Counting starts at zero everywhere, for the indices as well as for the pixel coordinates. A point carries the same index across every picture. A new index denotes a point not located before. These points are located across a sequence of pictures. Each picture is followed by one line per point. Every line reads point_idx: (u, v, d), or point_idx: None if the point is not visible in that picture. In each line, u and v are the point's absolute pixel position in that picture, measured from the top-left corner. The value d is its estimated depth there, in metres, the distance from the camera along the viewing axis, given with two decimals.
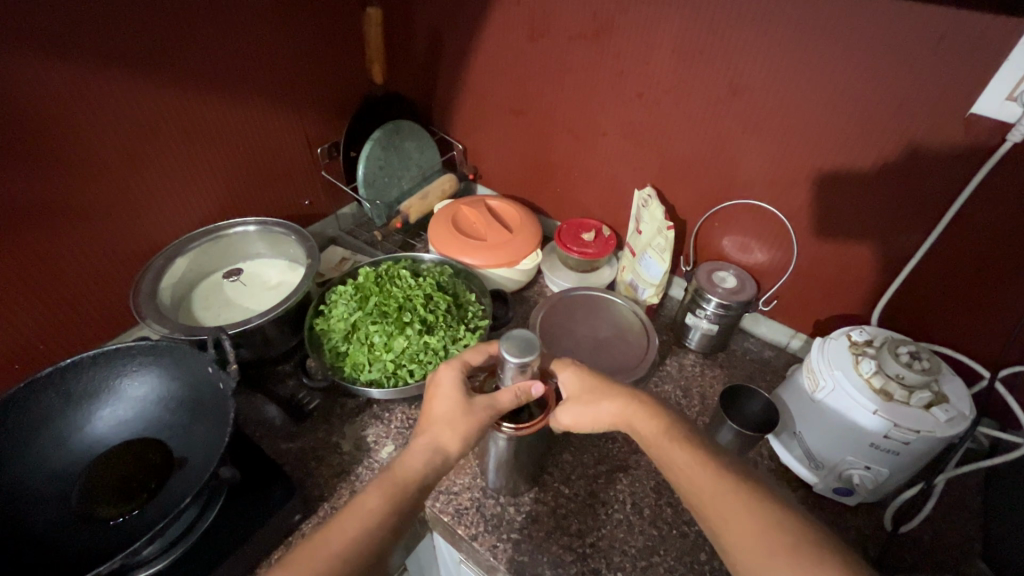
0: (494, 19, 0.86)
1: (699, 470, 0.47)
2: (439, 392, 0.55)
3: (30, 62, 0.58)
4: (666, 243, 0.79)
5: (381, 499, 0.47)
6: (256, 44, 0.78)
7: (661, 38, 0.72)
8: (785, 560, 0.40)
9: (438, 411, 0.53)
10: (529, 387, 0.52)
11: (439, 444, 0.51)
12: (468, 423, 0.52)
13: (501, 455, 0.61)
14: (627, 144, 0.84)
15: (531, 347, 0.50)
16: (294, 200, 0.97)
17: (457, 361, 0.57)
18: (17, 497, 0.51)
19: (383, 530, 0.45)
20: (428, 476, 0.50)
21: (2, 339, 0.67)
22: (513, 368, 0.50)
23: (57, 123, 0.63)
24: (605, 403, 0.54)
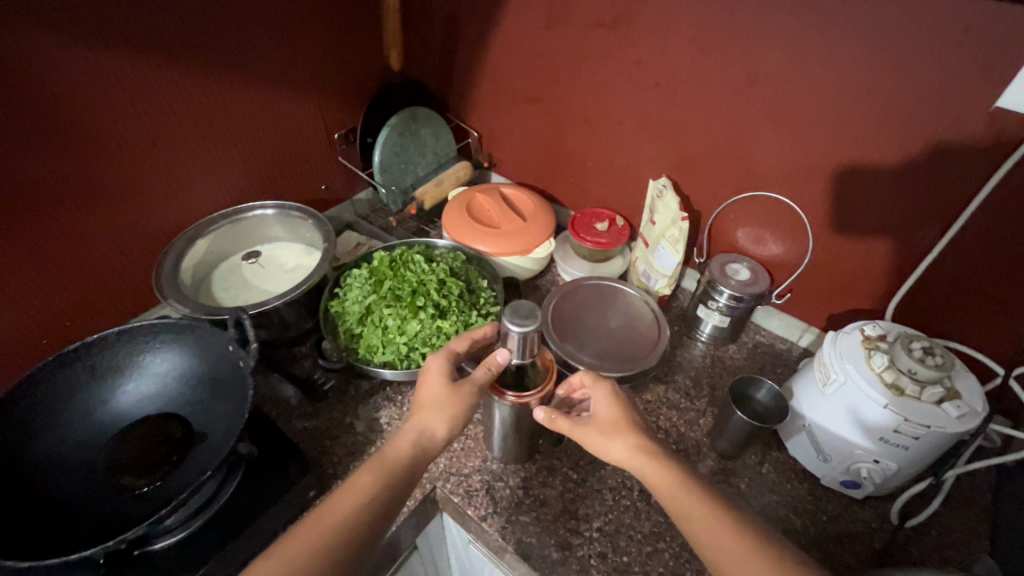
0: (513, 6, 0.85)
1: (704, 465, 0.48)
2: (426, 378, 0.57)
3: (50, 44, 0.59)
4: (681, 234, 0.79)
5: (371, 478, 0.50)
6: (276, 29, 0.78)
7: (680, 27, 0.71)
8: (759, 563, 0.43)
9: (426, 395, 0.56)
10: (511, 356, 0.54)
11: (427, 428, 0.53)
12: (456, 405, 0.54)
13: (508, 431, 0.63)
14: (643, 133, 0.84)
15: (535, 314, 0.51)
16: (311, 185, 0.98)
17: (444, 350, 0.60)
18: (48, 465, 0.53)
19: (375, 504, 0.48)
20: (417, 457, 0.52)
21: (32, 313, 0.70)
22: (513, 338, 0.51)
23: (79, 106, 0.64)
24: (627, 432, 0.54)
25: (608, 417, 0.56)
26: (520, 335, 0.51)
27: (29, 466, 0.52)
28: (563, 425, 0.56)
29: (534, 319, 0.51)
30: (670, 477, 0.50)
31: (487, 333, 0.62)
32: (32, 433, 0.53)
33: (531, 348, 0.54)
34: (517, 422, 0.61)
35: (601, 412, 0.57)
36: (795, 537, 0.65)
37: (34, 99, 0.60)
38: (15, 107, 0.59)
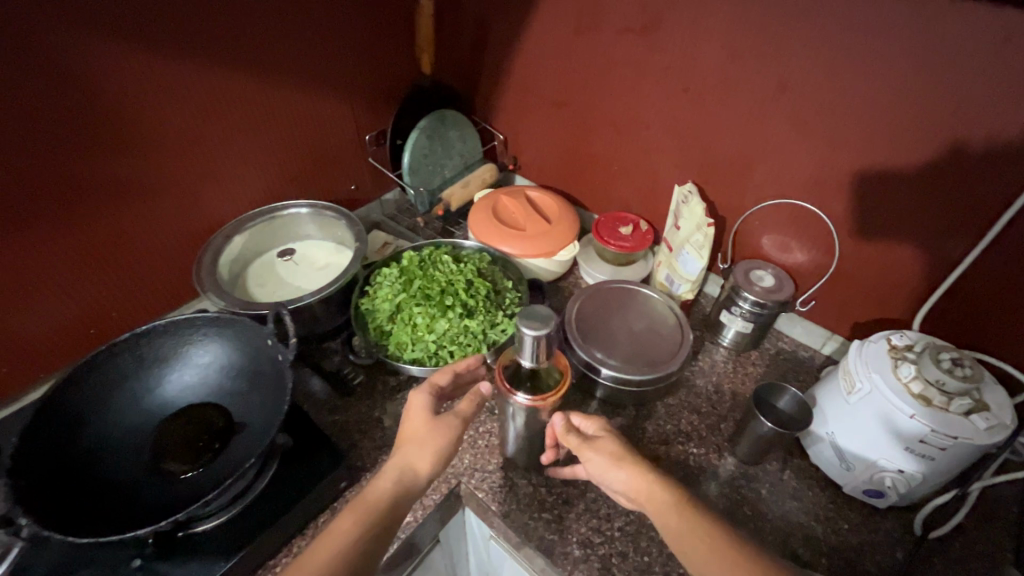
0: (542, 12, 0.87)
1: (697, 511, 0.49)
2: (409, 414, 0.58)
3: (101, 51, 0.62)
4: (706, 239, 0.80)
5: (353, 522, 0.49)
6: (312, 34, 0.81)
7: (710, 34, 0.72)
8: None
9: (409, 433, 0.57)
10: (523, 360, 0.55)
11: (410, 465, 0.54)
12: (439, 439, 0.56)
13: (526, 433, 0.65)
14: (670, 139, 0.85)
15: (549, 320, 0.52)
16: (341, 186, 1.00)
17: (425, 384, 0.60)
18: (99, 447, 0.56)
19: (357, 548, 0.48)
20: (400, 495, 0.52)
21: (81, 304, 0.73)
22: (529, 343, 0.52)
23: (126, 112, 0.67)
24: (629, 467, 0.54)
25: (610, 447, 0.56)
26: (533, 339, 0.52)
27: (84, 446, 0.55)
28: (572, 443, 0.58)
29: (549, 322, 0.52)
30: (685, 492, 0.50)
31: (470, 365, 0.64)
32: (85, 417, 0.57)
33: (546, 351, 0.54)
34: (534, 422, 0.63)
35: (606, 441, 0.57)
36: (816, 544, 0.65)
37: (86, 105, 0.64)
38: (70, 112, 0.63)
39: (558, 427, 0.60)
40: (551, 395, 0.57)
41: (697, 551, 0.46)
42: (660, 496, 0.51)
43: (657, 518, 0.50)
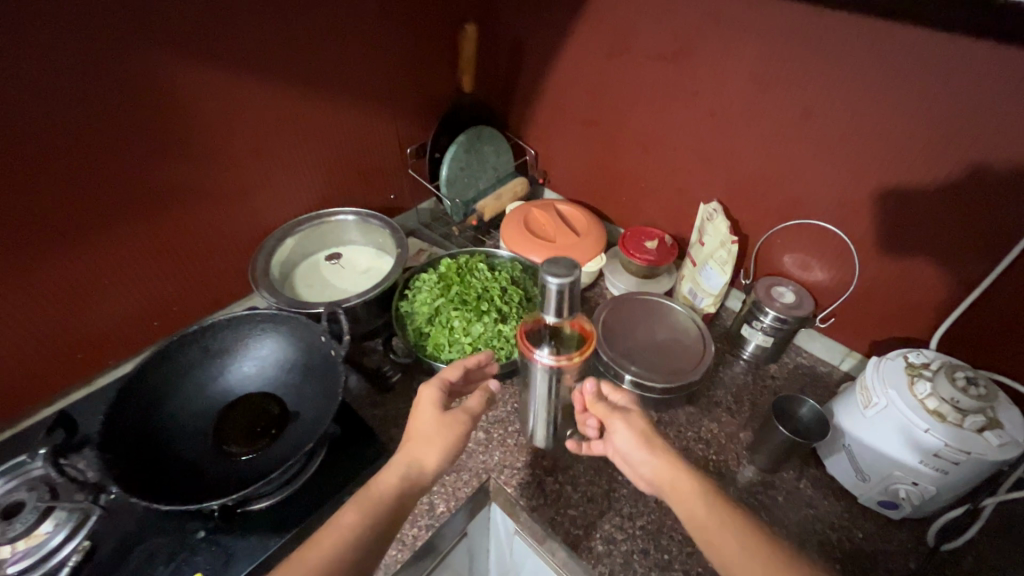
0: (578, 36, 0.92)
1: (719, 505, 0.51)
2: (419, 408, 0.60)
3: (182, 70, 0.69)
4: (729, 256, 0.85)
5: (356, 515, 0.50)
6: (364, 54, 0.87)
7: (739, 63, 0.76)
8: None
9: (417, 428, 0.58)
10: (547, 313, 0.53)
11: (417, 459, 0.55)
12: (445, 435, 0.58)
13: (551, 404, 0.68)
14: (697, 160, 0.89)
15: (573, 268, 0.50)
16: (381, 195, 1.05)
17: (436, 379, 0.63)
18: (168, 427, 0.61)
19: (361, 542, 0.49)
20: (405, 489, 0.54)
21: (148, 298, 0.80)
22: (553, 291, 0.51)
23: (196, 123, 0.73)
24: (659, 448, 0.56)
25: (640, 423, 0.59)
26: (557, 288, 0.50)
27: (156, 426, 0.61)
28: (600, 408, 0.62)
29: (575, 273, 0.50)
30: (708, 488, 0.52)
31: (480, 362, 0.67)
32: (157, 399, 0.62)
33: (570, 305, 0.53)
34: (558, 388, 0.64)
35: (636, 419, 0.60)
36: (830, 551, 0.68)
37: (164, 117, 0.70)
38: (152, 124, 0.69)
39: (588, 393, 0.64)
40: (576, 354, 0.59)
41: (718, 543, 0.49)
42: (682, 483, 0.53)
43: (682, 505, 0.52)
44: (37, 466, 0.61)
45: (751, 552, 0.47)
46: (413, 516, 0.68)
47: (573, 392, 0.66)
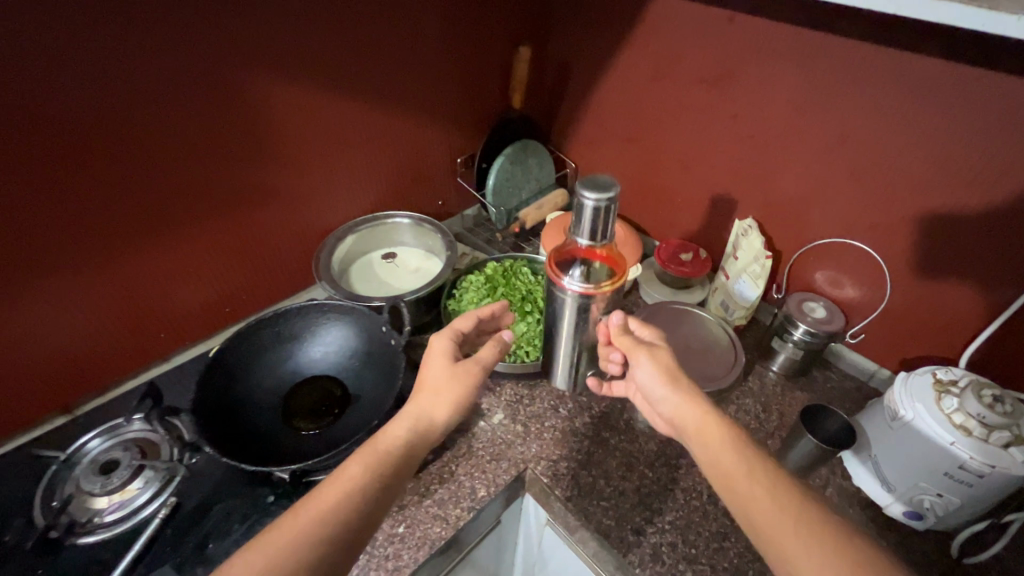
0: (624, 59, 0.98)
1: (750, 454, 0.54)
2: (431, 356, 0.65)
3: (269, 82, 0.77)
4: (763, 270, 0.88)
5: (360, 469, 0.53)
6: (424, 70, 0.94)
7: (778, 89, 0.81)
8: (814, 535, 0.47)
9: (429, 378, 0.62)
10: (580, 233, 0.58)
11: (424, 414, 0.59)
12: (453, 390, 0.62)
13: (574, 339, 0.71)
14: (734, 178, 0.93)
15: (610, 187, 0.56)
16: (430, 201, 1.12)
17: (448, 330, 0.67)
18: (244, 402, 0.68)
19: (366, 492, 0.52)
20: (409, 443, 0.57)
21: (221, 287, 0.88)
22: (588, 208, 0.56)
23: (276, 127, 0.81)
24: (684, 383, 0.61)
25: (666, 356, 0.64)
26: (592, 205, 0.55)
27: (234, 400, 0.68)
28: (627, 340, 0.66)
29: (612, 192, 0.55)
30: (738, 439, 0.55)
31: (492, 312, 0.72)
32: (235, 376, 0.69)
33: (603, 226, 0.57)
34: (584, 321, 0.68)
35: (662, 354, 0.64)
36: None
37: (250, 122, 0.78)
38: (240, 129, 0.77)
39: (615, 325, 0.67)
40: (606, 285, 0.63)
41: (745, 485, 0.52)
42: (706, 426, 0.57)
43: (710, 447, 0.56)
44: (132, 429, 0.70)
45: (781, 508, 0.50)
46: (456, 498, 0.73)
47: (598, 324, 0.69)
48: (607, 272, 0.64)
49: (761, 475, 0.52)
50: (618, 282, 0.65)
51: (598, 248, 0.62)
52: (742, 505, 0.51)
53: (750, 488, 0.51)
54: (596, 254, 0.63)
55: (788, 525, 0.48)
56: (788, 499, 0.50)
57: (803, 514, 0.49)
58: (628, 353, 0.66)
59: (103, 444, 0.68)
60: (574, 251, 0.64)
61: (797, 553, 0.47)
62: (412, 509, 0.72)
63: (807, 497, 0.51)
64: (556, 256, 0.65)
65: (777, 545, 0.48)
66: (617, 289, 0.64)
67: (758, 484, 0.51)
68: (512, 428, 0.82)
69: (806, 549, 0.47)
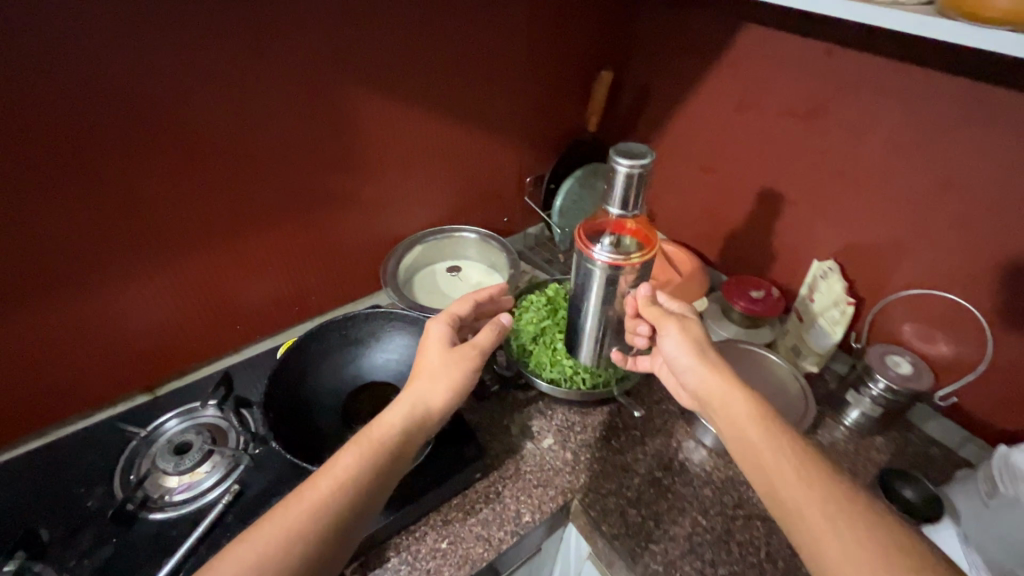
0: (706, 87, 0.96)
1: (780, 436, 0.53)
2: (428, 341, 0.68)
3: (356, 94, 0.81)
4: (842, 317, 0.85)
5: (352, 461, 0.55)
6: (503, 89, 0.96)
7: (874, 127, 0.77)
8: (839, 513, 0.47)
9: (427, 366, 0.65)
10: (614, 202, 0.63)
11: (423, 401, 0.62)
12: (450, 376, 0.64)
13: (599, 313, 0.69)
14: (817, 217, 0.88)
15: (643, 156, 0.61)
16: (496, 217, 1.13)
17: (445, 314, 0.71)
18: (308, 400, 0.70)
19: (359, 481, 0.54)
20: (405, 435, 0.59)
21: (292, 286, 0.92)
22: (622, 173, 0.60)
23: (358, 137, 0.85)
24: (712, 356, 0.61)
25: (696, 329, 0.63)
26: (626, 172, 0.60)
27: (301, 397, 0.70)
28: (652, 308, 0.66)
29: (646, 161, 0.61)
30: (770, 420, 0.54)
31: (492, 294, 0.76)
32: (305, 375, 0.72)
33: (636, 197, 0.62)
34: (611, 294, 0.67)
35: (691, 328, 0.63)
36: None
37: (334, 130, 0.82)
38: (325, 137, 0.82)
39: (641, 297, 0.67)
40: (636, 255, 0.63)
41: (772, 463, 0.51)
42: (728, 395, 0.57)
43: (736, 428, 0.55)
44: (206, 413, 0.74)
45: (810, 487, 0.49)
46: (499, 520, 0.73)
47: (626, 297, 0.67)
48: (636, 244, 0.64)
49: (787, 457, 0.51)
50: (649, 254, 0.64)
51: (628, 220, 0.64)
52: (766, 476, 0.51)
53: (775, 463, 0.51)
54: (625, 228, 0.65)
55: (813, 499, 0.48)
56: (814, 474, 0.50)
57: (832, 498, 0.48)
58: (655, 324, 0.65)
59: (179, 425, 0.73)
60: (602, 225, 0.66)
61: (825, 537, 0.46)
62: (456, 526, 0.72)
63: (832, 469, 0.50)
64: (585, 230, 0.66)
65: (800, 517, 0.48)
66: (647, 261, 0.64)
67: (784, 463, 0.51)
68: (562, 455, 0.81)
69: (831, 529, 0.46)
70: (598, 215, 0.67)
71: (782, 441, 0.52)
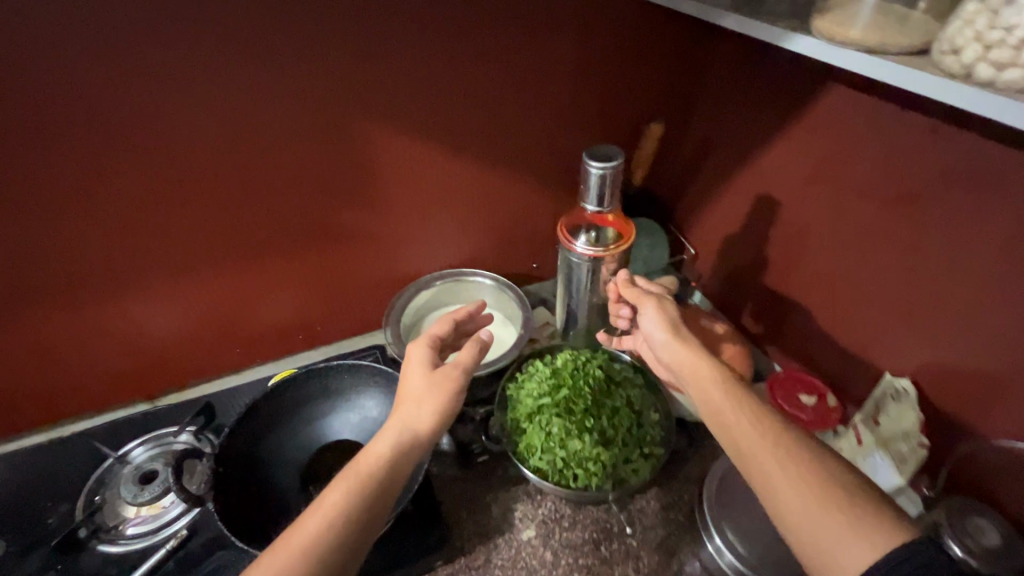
0: (777, 150, 0.82)
1: (736, 392, 0.57)
2: (409, 369, 0.62)
3: (377, 130, 0.77)
4: (914, 458, 0.70)
5: (344, 494, 0.51)
6: (544, 133, 0.88)
7: (983, 230, 0.60)
8: (777, 444, 0.51)
9: (408, 393, 0.60)
10: (591, 198, 0.78)
11: (412, 424, 0.57)
12: (435, 398, 0.59)
13: (586, 298, 0.87)
14: (896, 323, 0.72)
15: (612, 159, 0.75)
16: (524, 262, 1.05)
17: (423, 338, 0.66)
18: (267, 454, 0.68)
19: (354, 513, 0.50)
20: (401, 453, 0.55)
21: (297, 315, 0.89)
22: (595, 175, 0.75)
23: (377, 173, 0.81)
24: (683, 329, 0.66)
25: (671, 305, 0.70)
26: (598, 173, 0.74)
27: (263, 450, 0.68)
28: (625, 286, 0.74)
29: (613, 163, 0.74)
30: (725, 375, 0.59)
31: (468, 313, 0.72)
32: (275, 424, 0.70)
33: (607, 193, 0.77)
34: (595, 282, 0.84)
35: (667, 309, 0.69)
36: None
37: (351, 164, 0.78)
38: (341, 171, 0.78)
39: (621, 279, 0.76)
40: (612, 246, 0.80)
41: (730, 416, 0.55)
42: (694, 358, 0.61)
43: (699, 386, 0.59)
44: (178, 441, 0.73)
45: (759, 430, 0.53)
46: None
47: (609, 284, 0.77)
48: (614, 236, 0.81)
49: (741, 409, 0.55)
50: (624, 244, 0.81)
51: (606, 214, 0.80)
52: (725, 429, 0.55)
53: (731, 414, 0.55)
54: (605, 221, 0.82)
55: (763, 446, 0.51)
56: (765, 423, 0.53)
57: (776, 436, 0.52)
58: (635, 304, 0.72)
59: (147, 453, 0.72)
60: (583, 221, 0.83)
61: (776, 474, 0.49)
62: None
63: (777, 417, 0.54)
64: (569, 226, 0.83)
65: (754, 463, 0.51)
66: (623, 250, 0.81)
67: (735, 410, 0.55)
68: (540, 553, 0.71)
69: (777, 464, 0.50)
70: (580, 212, 0.83)
71: (734, 390, 0.57)
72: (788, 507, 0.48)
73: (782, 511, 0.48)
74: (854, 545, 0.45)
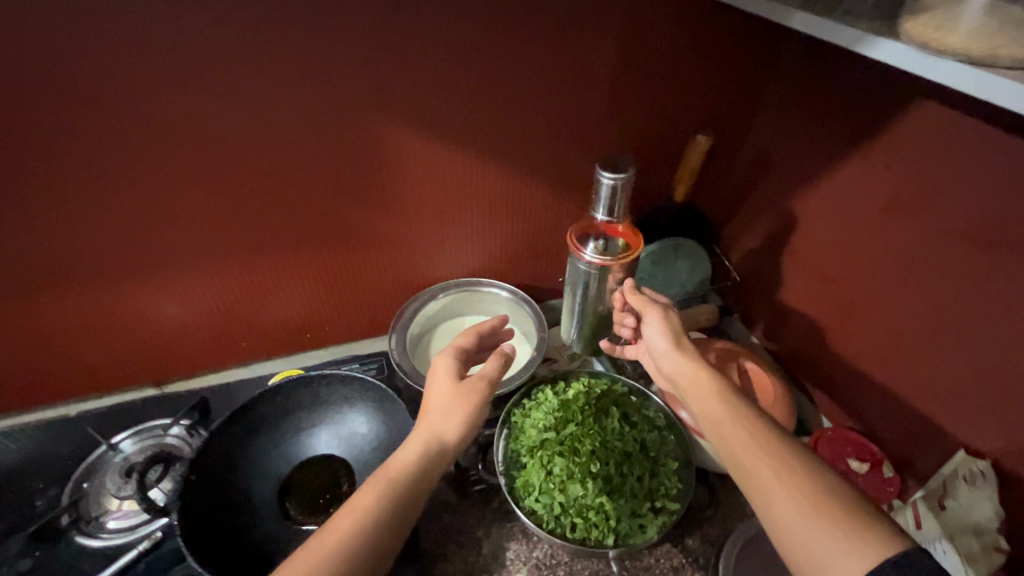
0: (846, 175, 0.70)
1: (737, 406, 0.51)
2: (433, 380, 0.58)
3: (395, 131, 0.71)
4: (987, 560, 0.58)
5: (373, 499, 0.47)
6: (578, 140, 0.81)
7: None
8: (777, 458, 0.45)
9: (432, 400, 0.56)
10: (602, 210, 0.71)
11: (437, 434, 0.52)
12: (465, 405, 0.55)
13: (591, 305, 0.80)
14: (978, 394, 0.59)
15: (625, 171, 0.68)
16: (550, 276, 0.98)
17: (449, 350, 0.61)
18: (245, 460, 0.66)
19: (379, 524, 0.46)
20: (430, 462, 0.51)
21: (308, 313, 0.87)
22: (606, 184, 0.68)
23: (394, 176, 0.76)
24: (685, 339, 0.60)
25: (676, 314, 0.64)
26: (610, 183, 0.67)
27: (242, 454, 0.66)
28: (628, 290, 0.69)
29: (625, 175, 0.68)
30: (725, 389, 0.53)
31: (491, 327, 0.67)
32: (259, 429, 0.68)
33: (616, 204, 0.71)
34: (602, 288, 0.77)
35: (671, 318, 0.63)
36: None
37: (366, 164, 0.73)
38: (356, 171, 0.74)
39: (627, 287, 0.69)
40: (621, 257, 0.72)
41: (733, 432, 0.49)
42: (697, 371, 0.56)
43: (700, 400, 0.53)
44: (170, 435, 0.73)
45: (760, 445, 0.47)
46: None
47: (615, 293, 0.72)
48: (623, 247, 0.74)
49: (740, 425, 0.49)
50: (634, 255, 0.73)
51: (615, 225, 0.73)
52: (726, 445, 0.49)
53: (732, 429, 0.49)
54: (615, 231, 0.75)
55: (762, 463, 0.46)
56: (766, 437, 0.47)
57: (775, 450, 0.46)
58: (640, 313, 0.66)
59: (135, 445, 0.71)
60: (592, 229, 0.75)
61: (778, 494, 0.43)
62: None
63: (778, 431, 0.48)
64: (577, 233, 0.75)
65: (754, 482, 0.45)
66: (632, 261, 0.73)
67: (735, 426, 0.49)
68: None
69: (776, 480, 0.44)
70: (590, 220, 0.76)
71: (732, 404, 0.51)
72: (795, 535, 0.41)
73: (787, 538, 0.42)
74: (850, 564, 0.38)
